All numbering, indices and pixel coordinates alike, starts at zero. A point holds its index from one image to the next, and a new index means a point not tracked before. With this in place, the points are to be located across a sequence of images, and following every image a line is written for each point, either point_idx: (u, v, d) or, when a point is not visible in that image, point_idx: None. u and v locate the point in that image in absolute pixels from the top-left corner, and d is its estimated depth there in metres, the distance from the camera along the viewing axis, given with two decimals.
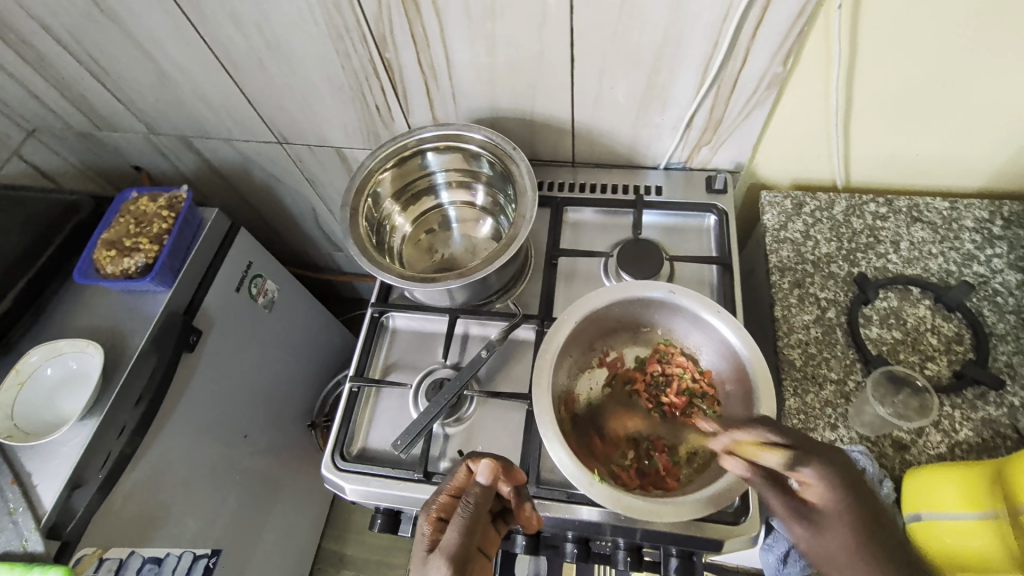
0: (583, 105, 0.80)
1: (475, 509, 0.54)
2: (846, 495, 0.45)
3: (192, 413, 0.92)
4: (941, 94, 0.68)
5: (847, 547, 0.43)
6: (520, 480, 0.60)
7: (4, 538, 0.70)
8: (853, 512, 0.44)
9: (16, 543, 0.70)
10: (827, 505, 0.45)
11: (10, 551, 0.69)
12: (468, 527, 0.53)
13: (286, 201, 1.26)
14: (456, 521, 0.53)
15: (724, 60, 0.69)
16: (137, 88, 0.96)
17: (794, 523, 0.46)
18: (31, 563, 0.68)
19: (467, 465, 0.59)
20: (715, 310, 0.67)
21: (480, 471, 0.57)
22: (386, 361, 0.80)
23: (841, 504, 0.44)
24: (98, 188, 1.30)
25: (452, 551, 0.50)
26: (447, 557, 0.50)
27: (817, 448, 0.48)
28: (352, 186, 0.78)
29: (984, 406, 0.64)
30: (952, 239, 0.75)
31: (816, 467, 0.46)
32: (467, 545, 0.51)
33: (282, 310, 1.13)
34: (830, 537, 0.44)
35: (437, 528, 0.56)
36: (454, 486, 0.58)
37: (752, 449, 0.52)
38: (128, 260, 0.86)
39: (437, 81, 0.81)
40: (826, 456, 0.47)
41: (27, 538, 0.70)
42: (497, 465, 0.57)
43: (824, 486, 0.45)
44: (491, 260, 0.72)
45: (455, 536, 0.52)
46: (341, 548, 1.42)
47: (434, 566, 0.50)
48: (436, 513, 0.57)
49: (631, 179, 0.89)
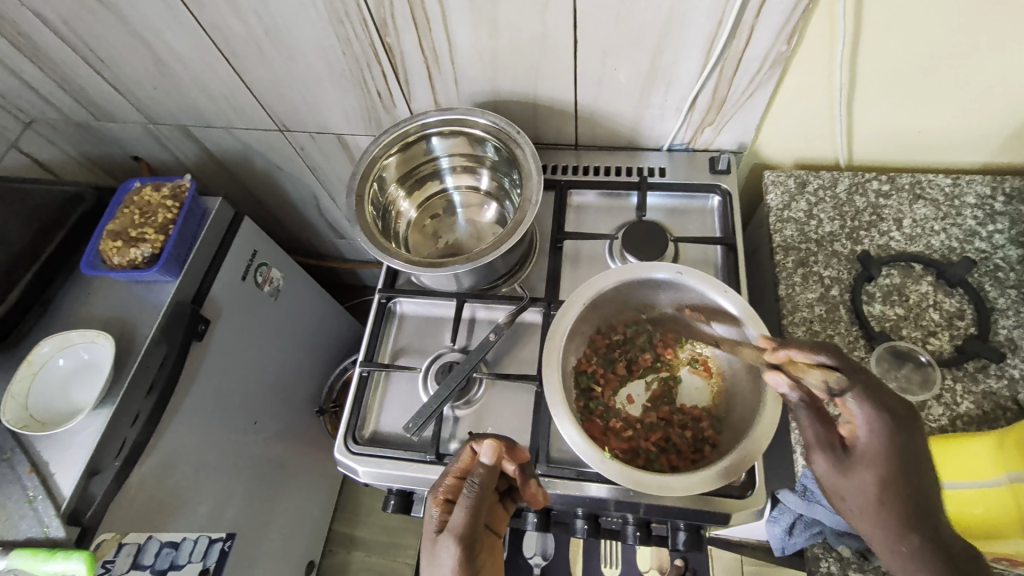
0: (586, 87, 0.80)
1: (480, 489, 0.55)
2: (890, 442, 0.44)
3: (203, 400, 0.93)
4: (944, 70, 0.68)
5: (868, 488, 0.45)
6: (525, 458, 0.61)
7: (24, 526, 0.71)
8: (888, 456, 0.44)
9: (37, 530, 0.71)
10: (864, 444, 0.45)
11: (32, 538, 0.71)
12: (475, 506, 0.54)
13: (287, 190, 1.26)
14: (462, 501, 0.54)
15: (729, 40, 0.69)
16: (135, 77, 0.95)
17: (823, 455, 0.48)
18: (54, 549, 0.70)
19: (470, 446, 0.60)
20: (722, 292, 0.68)
21: (484, 452, 0.57)
22: (395, 346, 0.81)
23: (878, 442, 0.45)
24: (97, 179, 1.29)
25: (460, 532, 0.52)
26: (456, 537, 0.52)
27: (874, 384, 0.46)
28: (356, 172, 0.78)
29: (985, 378, 0.66)
30: (953, 216, 0.76)
31: (862, 400, 0.46)
32: (474, 525, 0.53)
33: (287, 298, 1.14)
34: (852, 476, 0.46)
35: (446, 509, 0.57)
36: (460, 468, 0.59)
37: (801, 368, 0.51)
38: (134, 250, 0.86)
39: (439, 65, 0.81)
40: (883, 391, 0.46)
41: (48, 525, 0.71)
42: (500, 444, 0.58)
43: (868, 423, 0.45)
44: (498, 244, 0.72)
45: (463, 517, 0.53)
46: (352, 530, 1.44)
47: (444, 547, 0.52)
48: (444, 495, 0.58)
49: (634, 161, 0.89)
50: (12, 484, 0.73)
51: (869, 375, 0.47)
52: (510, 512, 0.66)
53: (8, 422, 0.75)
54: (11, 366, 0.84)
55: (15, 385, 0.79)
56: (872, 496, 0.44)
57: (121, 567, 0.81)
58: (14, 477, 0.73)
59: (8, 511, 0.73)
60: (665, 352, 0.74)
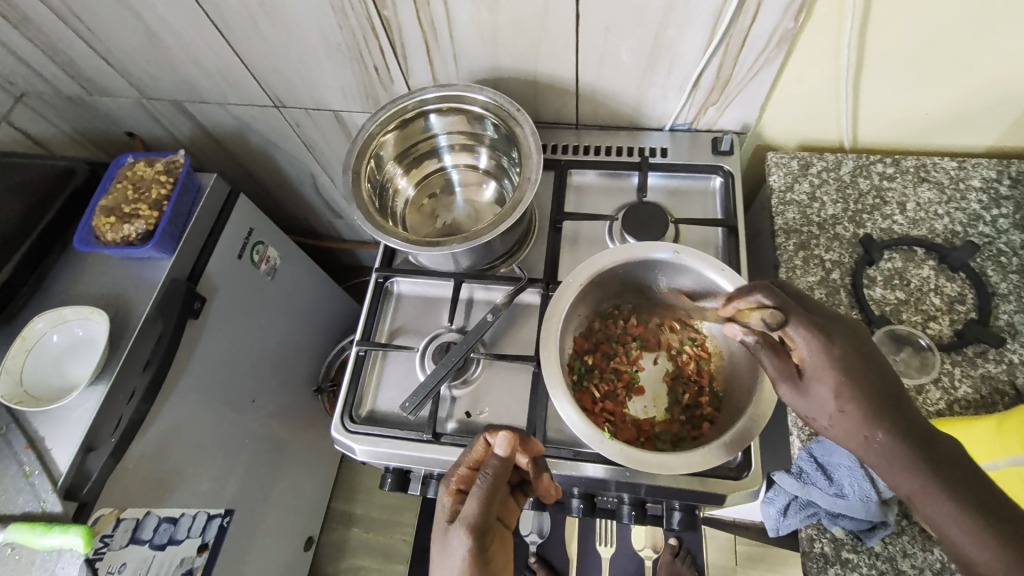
0: (587, 65, 0.78)
1: (493, 479, 0.55)
2: (839, 358, 0.47)
3: (200, 378, 0.93)
4: (954, 50, 0.66)
5: (824, 398, 0.47)
6: (537, 450, 0.61)
7: (22, 500, 0.71)
8: (835, 372, 0.46)
9: (35, 504, 0.71)
10: (807, 363, 0.48)
11: (29, 512, 0.71)
12: (488, 497, 0.54)
13: (284, 168, 1.24)
14: (475, 491, 0.54)
15: (735, 16, 0.67)
16: (126, 50, 0.93)
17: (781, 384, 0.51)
18: (51, 523, 0.70)
19: (484, 438, 0.60)
20: (719, 270, 0.67)
21: (498, 443, 0.58)
22: (392, 326, 0.81)
23: (824, 358, 0.47)
24: (91, 155, 1.27)
25: (472, 522, 0.52)
26: (468, 527, 0.52)
27: (810, 311, 0.50)
28: (353, 149, 0.77)
29: (984, 363, 0.65)
30: (958, 200, 0.75)
31: (799, 328, 0.49)
32: (486, 515, 0.53)
33: (284, 276, 1.13)
34: (812, 394, 0.48)
35: (457, 499, 0.58)
36: (472, 459, 0.60)
37: (746, 315, 0.55)
38: (128, 226, 0.85)
39: (438, 40, 0.79)
40: (818, 317, 0.49)
41: (45, 500, 0.71)
42: (515, 436, 0.58)
43: (810, 347, 0.48)
44: (497, 224, 0.71)
45: (475, 507, 0.53)
46: (350, 508, 1.46)
47: (456, 536, 0.52)
48: (456, 485, 0.59)
49: (635, 141, 0.88)
50: (9, 459, 0.73)
51: (811, 303, 0.51)
52: (521, 505, 0.65)
53: (3, 398, 0.75)
54: (6, 343, 0.84)
55: (10, 360, 0.78)
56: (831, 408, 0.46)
57: (119, 542, 0.80)
58: (11, 452, 0.73)
59: (5, 486, 0.73)
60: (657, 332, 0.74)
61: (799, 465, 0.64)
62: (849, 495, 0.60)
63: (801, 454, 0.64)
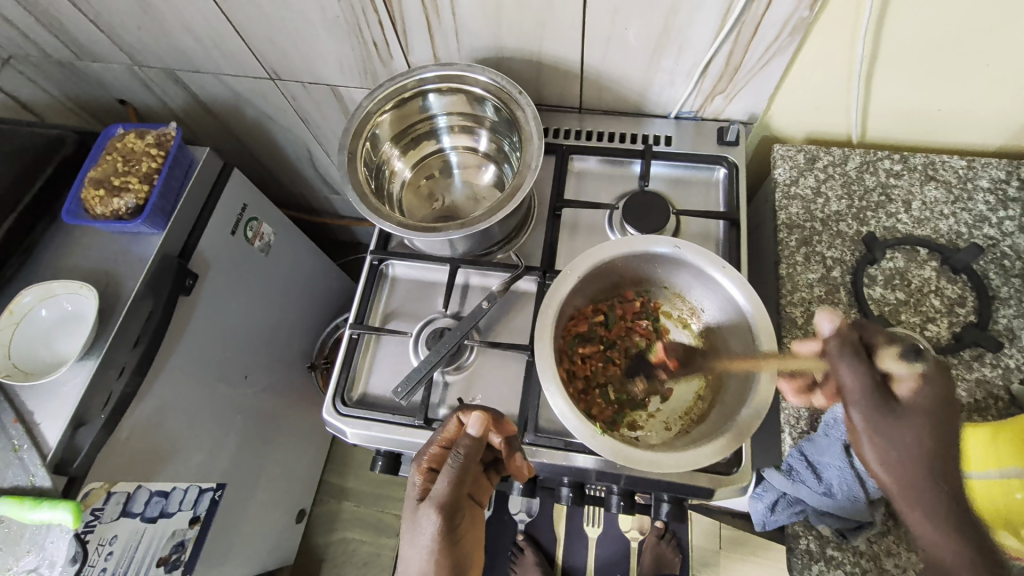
0: (593, 49, 0.76)
1: (464, 460, 0.55)
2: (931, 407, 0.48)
3: (191, 354, 0.92)
4: (970, 47, 0.64)
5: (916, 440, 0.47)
6: (512, 430, 0.61)
7: (11, 473, 0.71)
8: (931, 423, 0.47)
9: (23, 478, 0.71)
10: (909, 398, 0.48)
11: (18, 486, 0.71)
12: (458, 477, 0.54)
13: (279, 142, 1.21)
14: (446, 470, 0.55)
15: (748, 4, 0.65)
16: (117, 15, 0.90)
17: (867, 398, 0.49)
18: (40, 498, 0.70)
19: (457, 417, 0.59)
20: (720, 267, 0.66)
21: (472, 423, 0.57)
22: (386, 309, 0.80)
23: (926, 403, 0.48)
24: (82, 123, 1.24)
25: (441, 502, 0.53)
26: (437, 507, 0.53)
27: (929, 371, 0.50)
28: (349, 128, 0.75)
29: (980, 367, 0.65)
30: (964, 201, 0.74)
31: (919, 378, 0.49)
32: (456, 496, 0.54)
33: (278, 254, 1.12)
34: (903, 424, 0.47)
35: (428, 477, 0.58)
36: (445, 437, 0.59)
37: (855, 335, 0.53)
38: (117, 200, 0.83)
39: (439, 16, 0.76)
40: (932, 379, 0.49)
41: (34, 474, 0.71)
42: (488, 417, 0.57)
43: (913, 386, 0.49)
44: (495, 210, 0.70)
45: (446, 487, 0.54)
46: (342, 482, 1.47)
47: (425, 515, 0.53)
48: (428, 463, 0.58)
49: (639, 128, 0.86)
50: None
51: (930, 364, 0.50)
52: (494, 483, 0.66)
53: None
54: None
55: None
56: (918, 443, 0.47)
57: (111, 514, 0.80)
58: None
59: None
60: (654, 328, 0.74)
61: (790, 462, 0.64)
62: (837, 494, 0.61)
63: (793, 452, 0.64)
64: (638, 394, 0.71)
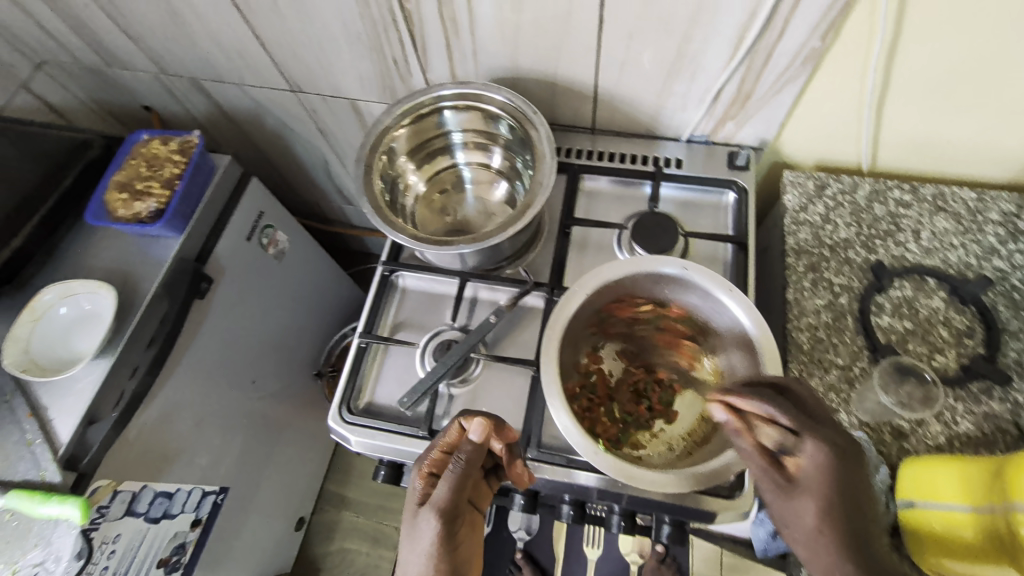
0: (608, 71, 0.78)
1: (465, 465, 0.56)
2: (829, 478, 0.47)
3: (202, 357, 0.93)
4: (980, 80, 0.65)
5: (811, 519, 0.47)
6: (513, 438, 0.60)
7: (22, 467, 0.72)
8: (828, 489, 0.47)
9: (34, 473, 0.72)
10: (805, 471, 0.48)
11: (29, 480, 0.72)
12: (458, 482, 0.55)
13: (296, 152, 1.24)
14: (446, 476, 0.55)
15: (761, 32, 0.66)
16: (148, 26, 0.93)
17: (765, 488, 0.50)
18: (50, 493, 0.71)
19: (458, 423, 0.60)
20: (727, 290, 0.66)
21: (473, 429, 0.58)
22: (395, 319, 0.81)
23: (820, 472, 0.47)
24: (108, 127, 1.28)
25: (441, 506, 0.53)
26: (437, 511, 0.53)
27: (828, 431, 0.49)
28: (366, 142, 0.77)
29: (988, 400, 0.65)
30: (975, 232, 0.74)
31: (811, 448, 0.48)
32: (456, 501, 0.54)
33: (291, 262, 1.13)
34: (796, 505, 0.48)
35: (429, 482, 0.58)
36: (446, 443, 0.60)
37: (757, 420, 0.52)
38: (139, 205, 0.86)
39: (458, 35, 0.78)
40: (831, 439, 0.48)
41: (45, 469, 0.72)
42: (490, 424, 0.58)
43: (814, 461, 0.48)
44: (505, 226, 0.71)
45: (447, 492, 0.54)
46: (343, 492, 1.47)
47: (425, 519, 0.53)
48: (429, 468, 0.59)
49: (650, 150, 0.87)
50: (12, 426, 0.74)
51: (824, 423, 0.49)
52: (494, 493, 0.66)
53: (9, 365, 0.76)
54: (14, 309, 0.85)
55: (18, 329, 0.79)
56: (818, 526, 0.47)
57: (115, 513, 0.81)
58: (15, 420, 0.74)
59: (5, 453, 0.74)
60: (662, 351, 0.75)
61: None
62: None
63: None
64: (643, 415, 0.71)
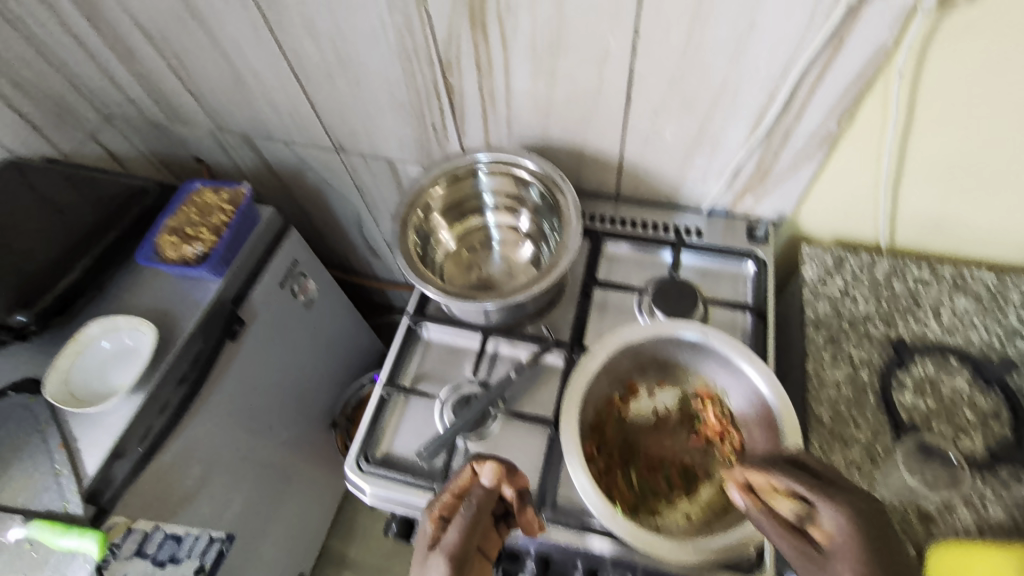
0: (633, 143, 0.83)
1: (476, 509, 0.56)
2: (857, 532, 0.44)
3: (227, 398, 0.96)
4: (992, 166, 0.68)
5: None
6: (524, 485, 0.60)
7: (47, 498, 0.74)
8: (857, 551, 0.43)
9: (58, 504, 0.74)
10: (832, 542, 0.45)
11: (52, 511, 0.73)
12: (470, 527, 0.54)
13: (332, 206, 1.31)
14: (458, 520, 0.55)
15: (779, 114, 0.71)
16: (211, 87, 1.02)
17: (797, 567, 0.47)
18: (70, 525, 0.72)
19: (471, 467, 0.61)
20: (747, 360, 0.68)
21: (485, 473, 0.59)
22: (418, 371, 0.82)
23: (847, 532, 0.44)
24: (160, 177, 1.37)
25: (451, 550, 0.51)
26: (447, 556, 0.51)
27: (848, 493, 0.47)
28: (405, 199, 0.82)
29: (1018, 486, 0.63)
30: (995, 313, 0.75)
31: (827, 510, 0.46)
32: (466, 546, 0.53)
33: (319, 310, 1.17)
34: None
35: (438, 528, 0.57)
36: (457, 487, 0.60)
37: (772, 496, 0.51)
38: (187, 248, 0.92)
39: (494, 106, 0.85)
40: (854, 500, 0.46)
41: (68, 501, 0.74)
42: (502, 469, 0.59)
43: (835, 524, 0.45)
44: (531, 285, 0.74)
45: (457, 535, 0.53)
46: (345, 549, 1.43)
47: (434, 565, 0.51)
48: (439, 512, 0.59)
49: (671, 219, 0.90)
50: (43, 456, 0.77)
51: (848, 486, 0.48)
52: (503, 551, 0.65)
53: (50, 396, 0.79)
54: (57, 342, 0.88)
55: (61, 359, 0.83)
56: None
57: (125, 553, 0.81)
58: (46, 450, 0.77)
59: (33, 481, 0.76)
60: (685, 423, 0.73)
61: None
62: None
63: None
64: (663, 487, 0.68)
